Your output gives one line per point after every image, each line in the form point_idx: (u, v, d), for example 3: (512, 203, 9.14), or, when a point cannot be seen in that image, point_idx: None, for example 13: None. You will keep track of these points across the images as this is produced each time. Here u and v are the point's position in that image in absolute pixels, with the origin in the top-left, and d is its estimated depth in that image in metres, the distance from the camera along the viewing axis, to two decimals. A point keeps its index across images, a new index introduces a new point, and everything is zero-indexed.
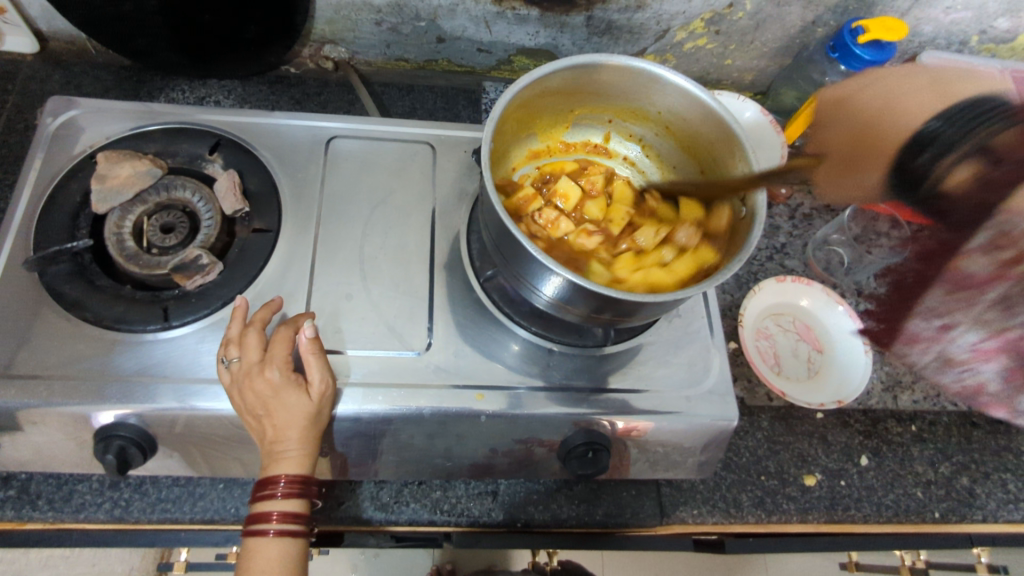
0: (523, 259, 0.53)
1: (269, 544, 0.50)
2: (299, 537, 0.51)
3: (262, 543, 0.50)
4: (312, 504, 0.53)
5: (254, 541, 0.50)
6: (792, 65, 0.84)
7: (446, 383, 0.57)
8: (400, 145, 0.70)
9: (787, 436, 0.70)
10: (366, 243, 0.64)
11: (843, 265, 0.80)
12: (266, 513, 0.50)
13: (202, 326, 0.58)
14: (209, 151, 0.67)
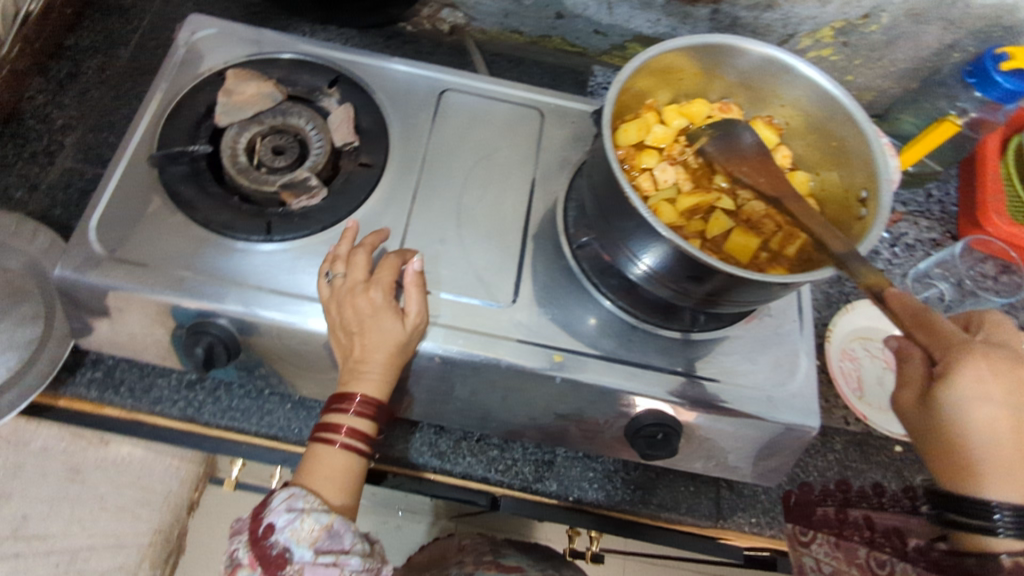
0: (629, 224, 0.53)
1: (333, 455, 0.50)
2: (361, 458, 0.52)
3: (327, 453, 0.50)
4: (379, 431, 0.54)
5: (320, 448, 0.51)
6: (918, 89, 0.81)
7: (526, 339, 0.57)
8: (511, 106, 0.71)
9: (860, 464, 0.67)
10: (465, 193, 0.64)
11: (942, 302, 0.75)
12: (336, 425, 0.51)
13: (298, 245, 0.60)
14: (328, 85, 0.69)
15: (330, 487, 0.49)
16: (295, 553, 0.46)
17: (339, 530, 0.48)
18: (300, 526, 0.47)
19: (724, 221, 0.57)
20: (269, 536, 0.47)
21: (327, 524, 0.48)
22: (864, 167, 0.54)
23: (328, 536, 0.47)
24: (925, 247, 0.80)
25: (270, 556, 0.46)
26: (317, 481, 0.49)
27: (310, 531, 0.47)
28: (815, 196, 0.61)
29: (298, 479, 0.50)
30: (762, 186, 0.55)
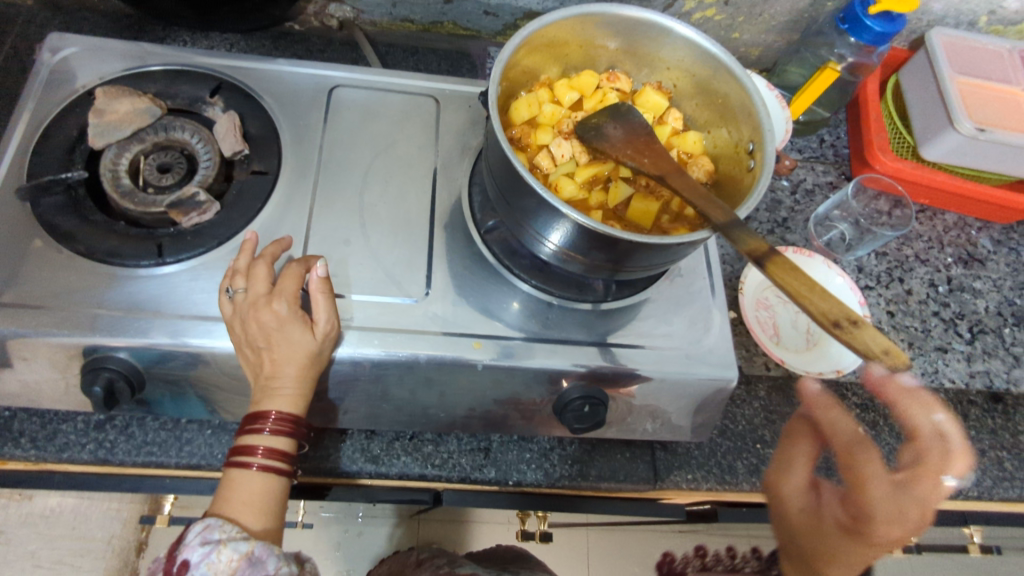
0: (532, 204, 0.53)
1: (251, 478, 0.49)
2: (282, 477, 0.50)
3: (243, 477, 0.49)
4: (298, 446, 0.52)
5: (236, 473, 0.49)
6: (800, 40, 0.84)
7: (443, 331, 0.56)
8: (405, 97, 0.70)
9: (784, 406, 0.69)
10: (366, 190, 0.63)
11: (844, 242, 0.80)
12: (251, 447, 0.49)
13: (195, 264, 0.57)
14: (209, 94, 0.66)
15: (248, 513, 0.48)
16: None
17: (259, 559, 0.46)
18: (216, 560, 0.45)
19: (623, 189, 0.59)
20: (184, 574, 0.45)
21: (246, 553, 0.46)
22: (749, 120, 0.56)
23: (248, 565, 0.46)
24: (823, 190, 0.83)
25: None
26: (235, 508, 0.48)
27: (227, 564, 0.45)
28: (710, 154, 0.63)
29: (212, 509, 0.48)
30: (647, 167, 0.54)
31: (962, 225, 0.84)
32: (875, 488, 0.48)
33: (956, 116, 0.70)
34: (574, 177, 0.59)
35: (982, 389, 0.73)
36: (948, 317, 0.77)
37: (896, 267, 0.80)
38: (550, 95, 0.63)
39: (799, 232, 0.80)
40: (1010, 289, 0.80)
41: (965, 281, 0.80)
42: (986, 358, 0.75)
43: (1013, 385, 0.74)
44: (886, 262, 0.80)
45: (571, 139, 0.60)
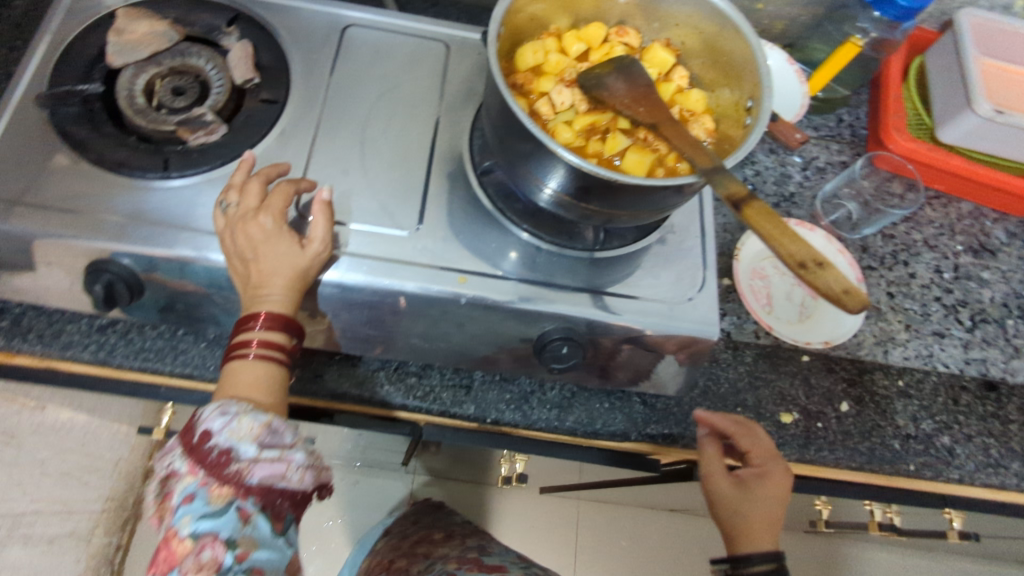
0: (527, 148, 0.54)
1: (250, 367, 0.51)
2: (281, 365, 0.52)
3: (243, 368, 0.51)
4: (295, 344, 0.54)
5: (237, 364, 0.51)
6: (824, 14, 0.82)
7: (432, 263, 0.58)
8: (416, 41, 0.71)
9: (769, 374, 0.69)
10: (368, 125, 0.65)
11: (850, 221, 0.79)
12: (245, 341, 0.51)
13: (199, 181, 0.59)
14: (226, 24, 0.68)
15: (256, 393, 0.50)
16: (238, 452, 0.47)
17: (278, 428, 0.49)
18: (238, 426, 0.47)
19: (620, 140, 0.59)
20: (206, 442, 0.47)
21: (265, 422, 0.48)
22: (751, 76, 0.56)
23: (267, 434, 0.48)
24: (835, 169, 0.82)
25: (212, 459, 0.46)
26: (240, 391, 0.50)
27: (249, 429, 0.47)
28: (713, 113, 0.62)
29: (217, 397, 0.50)
30: (641, 116, 0.55)
31: (977, 214, 0.82)
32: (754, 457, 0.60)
33: (975, 96, 0.69)
34: (571, 125, 0.59)
35: (976, 376, 0.72)
36: (949, 304, 0.76)
37: (902, 250, 0.79)
38: (558, 45, 0.64)
39: (805, 208, 0.79)
40: (1019, 282, 0.79)
41: (973, 270, 0.79)
42: (984, 346, 0.74)
43: (1008, 374, 0.73)
44: (892, 244, 0.79)
45: (573, 88, 0.60)
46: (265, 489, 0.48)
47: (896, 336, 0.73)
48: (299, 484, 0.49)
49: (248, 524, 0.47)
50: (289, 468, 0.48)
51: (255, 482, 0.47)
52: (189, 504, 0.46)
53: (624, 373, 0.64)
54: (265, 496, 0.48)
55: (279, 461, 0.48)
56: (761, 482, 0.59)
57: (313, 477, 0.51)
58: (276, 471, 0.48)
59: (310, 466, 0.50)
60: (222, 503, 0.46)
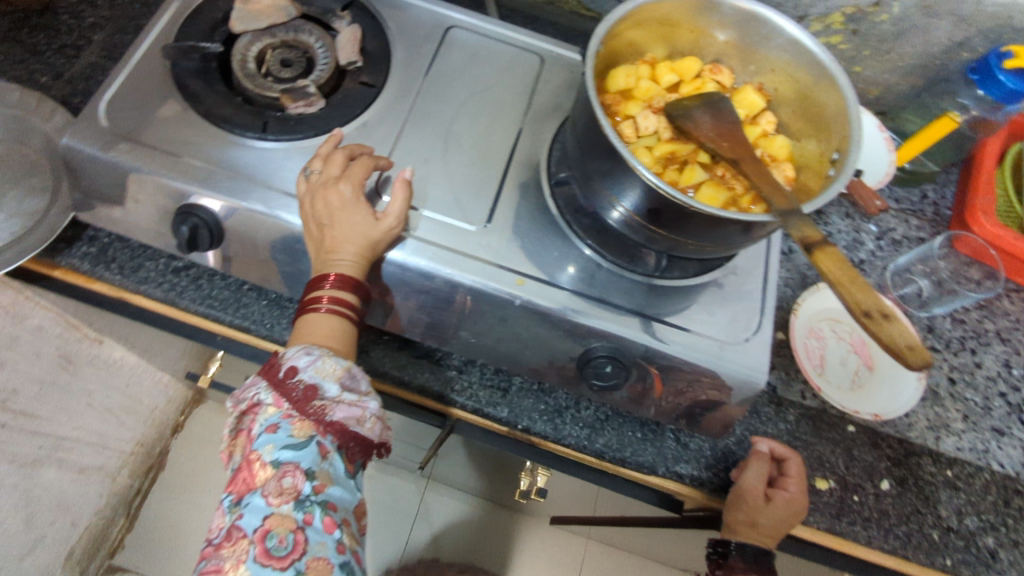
0: (608, 167, 0.55)
1: (328, 319, 0.53)
2: (350, 321, 0.54)
3: (320, 320, 0.53)
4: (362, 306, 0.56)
5: (309, 317, 0.53)
6: (922, 87, 0.81)
7: (493, 260, 0.59)
8: (513, 51, 0.74)
9: (809, 437, 0.67)
10: (455, 121, 0.67)
11: (919, 298, 0.77)
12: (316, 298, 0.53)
13: (291, 147, 0.63)
14: (341, 8, 0.72)
15: (335, 343, 0.53)
16: (323, 390, 0.48)
17: (358, 373, 0.50)
18: (323, 365, 0.48)
19: (697, 173, 0.59)
20: (291, 377, 0.48)
21: (347, 366, 0.50)
22: (840, 129, 0.56)
23: (348, 377, 0.50)
24: (911, 244, 0.80)
25: (296, 394, 0.48)
26: (320, 340, 0.52)
27: (334, 369, 0.48)
28: (794, 162, 0.62)
29: (296, 344, 0.52)
30: (723, 150, 0.55)
31: None
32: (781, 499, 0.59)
33: None
34: (651, 151, 0.60)
35: None
36: (1015, 402, 0.72)
37: (971, 337, 0.75)
38: (650, 73, 0.65)
39: (874, 276, 0.77)
40: None
41: None
42: None
43: None
44: (961, 330, 0.76)
45: (659, 116, 0.62)
46: (342, 430, 0.49)
47: (951, 424, 0.70)
48: (370, 431, 0.51)
49: (325, 460, 0.48)
50: (364, 413, 0.50)
51: (335, 421, 0.48)
52: (272, 433, 0.47)
53: (665, 405, 0.62)
54: (342, 436, 0.49)
55: (356, 405, 0.49)
56: (786, 508, 0.59)
57: (382, 428, 0.52)
58: (354, 414, 0.49)
59: (379, 417, 0.51)
60: (304, 437, 0.47)
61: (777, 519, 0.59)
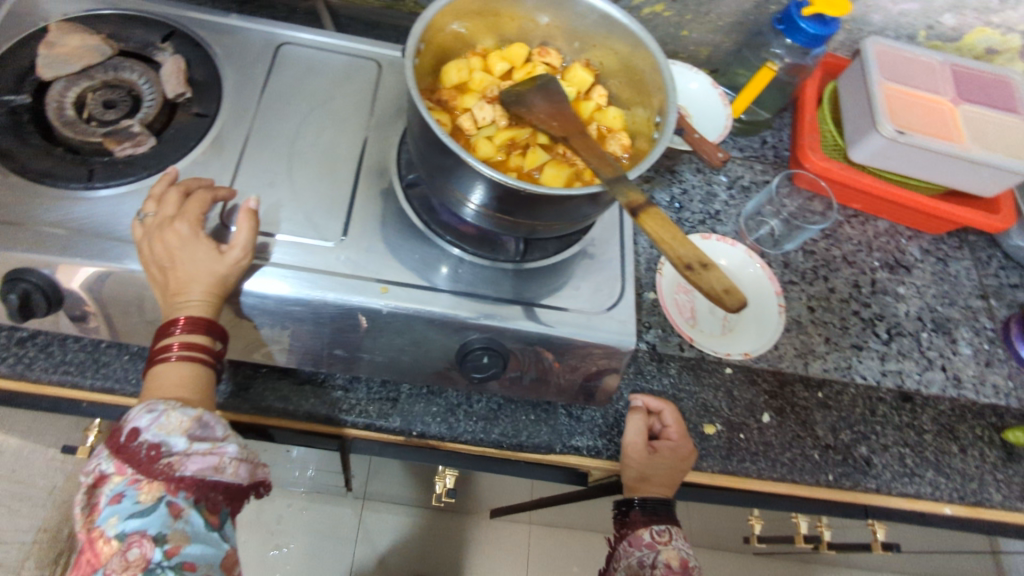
0: (447, 168, 0.54)
1: (177, 367, 0.51)
2: (204, 365, 0.52)
3: (169, 370, 0.51)
4: (220, 347, 0.54)
5: (159, 368, 0.51)
6: (744, 42, 0.87)
7: (354, 275, 0.58)
8: (349, 59, 0.73)
9: (693, 386, 0.71)
10: (298, 138, 0.66)
11: (773, 238, 0.84)
12: (164, 346, 0.51)
13: (124, 191, 0.59)
14: (161, 39, 0.68)
15: (187, 392, 0.50)
16: (169, 446, 0.47)
17: (209, 421, 0.49)
18: (166, 421, 0.47)
19: (539, 155, 0.61)
20: (133, 440, 0.47)
21: (196, 416, 0.48)
22: (659, 93, 0.59)
23: (198, 426, 0.48)
24: (759, 188, 0.87)
25: (140, 456, 0.46)
26: (170, 391, 0.50)
27: (179, 423, 0.47)
28: (629, 130, 0.65)
29: (144, 399, 0.50)
30: (554, 130, 0.57)
31: (894, 232, 0.88)
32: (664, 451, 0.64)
33: (879, 118, 0.74)
34: (491, 140, 0.62)
35: (892, 387, 0.76)
36: (867, 318, 0.81)
37: (822, 265, 0.83)
38: (482, 64, 0.66)
39: (730, 224, 0.83)
40: (931, 297, 0.84)
41: (889, 285, 0.84)
42: (900, 358, 0.78)
43: (922, 386, 0.77)
44: (813, 260, 0.83)
45: (493, 104, 0.62)
46: (197, 483, 0.47)
47: (816, 348, 0.77)
48: (234, 477, 0.49)
49: (180, 519, 0.47)
50: (222, 460, 0.49)
51: (187, 476, 0.47)
52: (116, 504, 0.46)
53: (566, 381, 0.64)
54: (197, 490, 0.48)
55: (211, 454, 0.48)
56: (673, 454, 0.64)
57: (248, 471, 0.51)
58: (209, 463, 0.48)
59: (243, 459, 0.50)
60: (151, 501, 0.46)
61: (665, 467, 0.64)
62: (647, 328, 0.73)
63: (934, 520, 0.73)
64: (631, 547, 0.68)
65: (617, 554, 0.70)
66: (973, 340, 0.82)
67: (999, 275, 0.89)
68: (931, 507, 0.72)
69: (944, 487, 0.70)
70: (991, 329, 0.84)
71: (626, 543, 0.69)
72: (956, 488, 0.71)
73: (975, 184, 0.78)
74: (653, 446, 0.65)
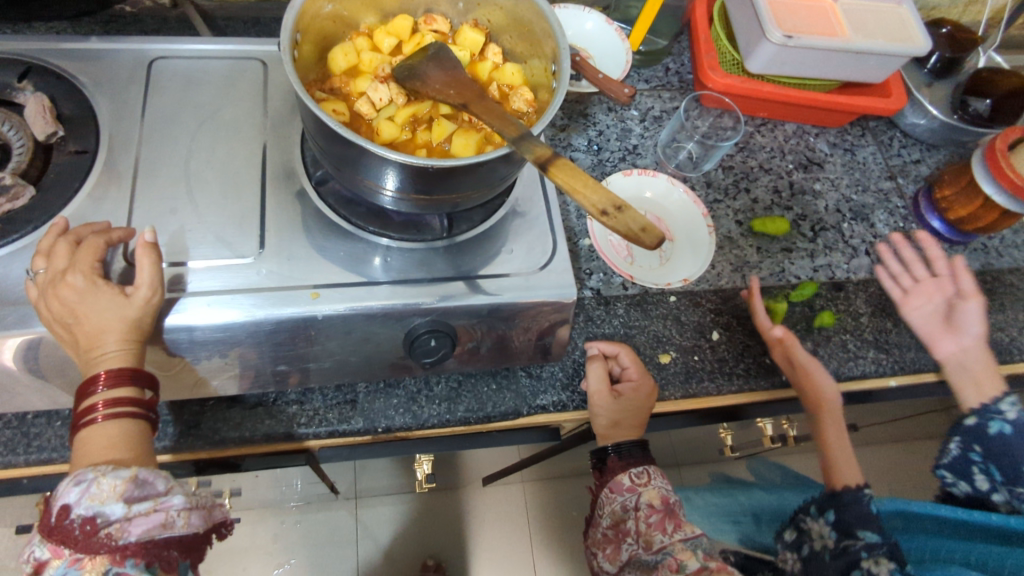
0: (352, 158, 0.52)
1: (105, 428, 0.48)
2: (135, 418, 0.50)
3: (97, 432, 0.48)
4: (147, 394, 0.52)
5: (87, 431, 0.48)
6: None
7: (280, 286, 0.56)
8: (230, 62, 0.69)
9: (642, 320, 0.73)
10: (192, 157, 0.62)
11: (691, 160, 0.86)
12: (89, 408, 0.48)
13: (11, 251, 0.55)
14: (17, 79, 0.63)
15: (118, 452, 0.48)
16: (105, 515, 0.44)
17: (147, 478, 0.47)
18: (97, 491, 0.45)
19: (445, 126, 0.60)
20: (65, 518, 0.44)
21: (130, 477, 0.46)
22: (550, 41, 0.58)
23: (136, 487, 0.46)
24: (670, 115, 0.88)
25: (75, 534, 0.44)
26: (99, 456, 0.47)
27: (112, 489, 0.45)
28: (530, 84, 0.65)
29: (74, 469, 0.47)
30: (452, 98, 0.55)
31: (801, 132, 0.92)
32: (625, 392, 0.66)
33: (767, 26, 0.75)
34: (394, 120, 0.60)
35: (825, 280, 0.80)
36: (792, 220, 0.84)
37: (741, 178, 0.86)
38: (369, 43, 0.64)
39: (649, 155, 0.85)
40: (846, 187, 0.88)
41: (805, 184, 0.87)
42: (827, 252, 0.82)
43: (852, 274, 0.81)
44: (732, 175, 0.86)
45: (388, 83, 0.60)
46: (144, 546, 0.45)
47: (750, 260, 0.79)
48: (186, 528, 0.48)
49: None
50: (169, 515, 0.47)
51: (131, 542, 0.45)
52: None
53: (522, 344, 0.65)
54: (147, 552, 0.46)
55: (154, 512, 0.46)
56: (637, 395, 0.66)
57: (202, 517, 0.50)
58: (155, 522, 0.46)
59: (192, 507, 0.49)
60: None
61: (634, 407, 0.67)
62: (588, 275, 0.74)
63: (881, 395, 0.78)
64: (613, 493, 0.70)
65: (600, 502, 0.72)
66: (890, 221, 0.86)
67: (903, 154, 0.93)
68: (878, 383, 0.76)
69: (886, 363, 0.75)
70: (903, 206, 0.88)
71: (607, 490, 0.71)
72: (896, 361, 0.75)
73: (866, 72, 0.81)
74: (616, 390, 0.67)
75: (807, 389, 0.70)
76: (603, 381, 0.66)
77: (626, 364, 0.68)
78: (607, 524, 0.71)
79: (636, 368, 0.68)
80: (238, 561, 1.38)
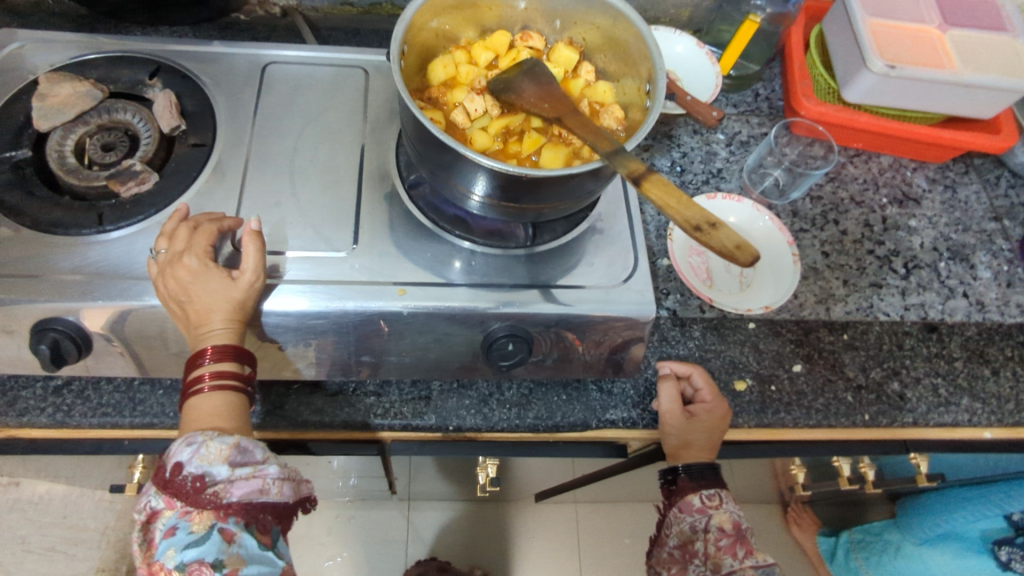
0: (448, 164, 0.55)
1: (209, 398, 0.52)
2: (236, 391, 0.53)
3: (202, 400, 0.52)
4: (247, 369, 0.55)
5: (192, 400, 0.52)
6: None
7: (370, 280, 0.59)
8: (334, 69, 0.74)
9: (719, 345, 0.72)
10: (297, 155, 0.66)
11: (778, 187, 0.84)
12: (196, 377, 0.52)
13: (135, 231, 0.60)
14: (149, 76, 0.69)
15: (221, 421, 0.51)
16: (212, 475, 0.48)
17: (248, 446, 0.50)
18: (206, 452, 0.48)
19: (537, 139, 0.62)
20: (178, 473, 0.48)
21: (234, 443, 0.49)
22: (645, 60, 0.59)
23: (238, 452, 0.49)
24: (758, 141, 0.87)
25: (186, 489, 0.47)
26: (204, 422, 0.51)
27: (219, 452, 0.48)
28: (621, 102, 0.66)
29: (182, 432, 0.51)
30: (546, 112, 0.57)
31: (897, 165, 0.88)
32: (696, 411, 0.65)
33: (868, 55, 0.74)
34: (487, 131, 0.62)
35: (917, 320, 0.76)
36: (883, 255, 0.80)
37: (831, 209, 0.83)
38: (466, 57, 0.67)
39: (734, 179, 0.84)
40: (944, 225, 0.84)
41: (900, 219, 0.84)
42: (921, 291, 0.78)
43: (947, 315, 0.77)
44: (821, 205, 0.84)
45: (483, 95, 0.63)
46: (244, 507, 0.49)
47: (836, 292, 0.77)
48: (279, 496, 0.50)
49: (233, 544, 0.48)
50: (265, 482, 0.50)
51: (233, 502, 0.48)
52: (171, 537, 0.48)
53: (592, 357, 0.65)
54: (246, 513, 0.49)
55: (253, 478, 0.49)
56: (710, 416, 0.65)
57: (292, 488, 0.52)
58: (253, 487, 0.49)
59: (286, 478, 0.51)
60: (203, 529, 0.48)
61: (708, 430, 0.65)
62: (665, 294, 0.74)
63: (974, 445, 0.74)
64: (681, 514, 0.69)
65: (668, 521, 0.71)
66: (992, 263, 0.82)
67: (1010, 195, 0.88)
68: (971, 432, 0.72)
69: (981, 413, 0.70)
70: (1008, 249, 0.83)
71: (676, 510, 0.70)
72: (993, 412, 0.71)
73: (973, 107, 0.78)
74: (689, 410, 0.65)
75: (857, 389, 0.70)
76: (676, 399, 0.65)
77: (702, 385, 0.67)
78: (673, 544, 0.70)
79: (711, 390, 0.66)
80: (293, 548, 1.43)
